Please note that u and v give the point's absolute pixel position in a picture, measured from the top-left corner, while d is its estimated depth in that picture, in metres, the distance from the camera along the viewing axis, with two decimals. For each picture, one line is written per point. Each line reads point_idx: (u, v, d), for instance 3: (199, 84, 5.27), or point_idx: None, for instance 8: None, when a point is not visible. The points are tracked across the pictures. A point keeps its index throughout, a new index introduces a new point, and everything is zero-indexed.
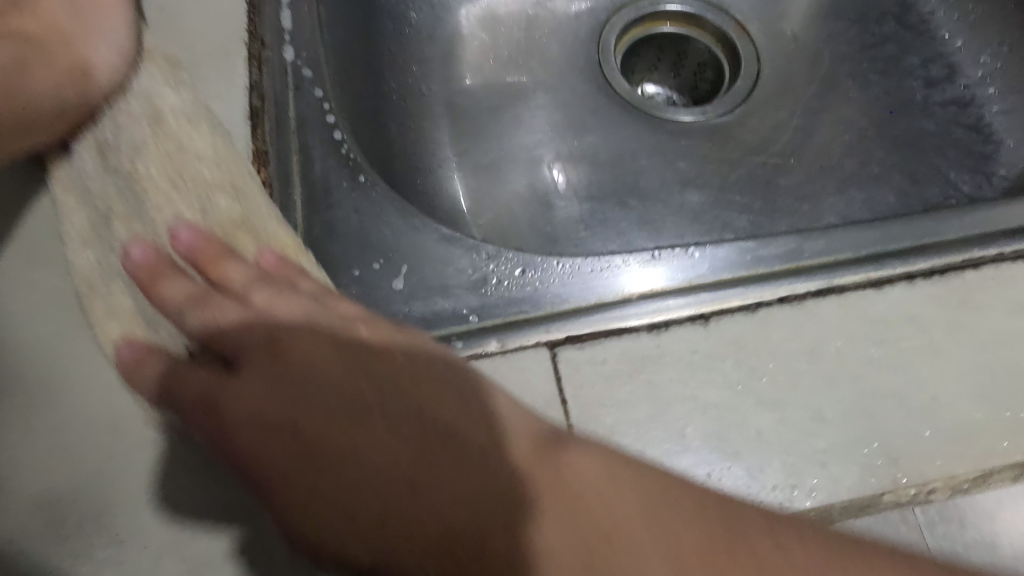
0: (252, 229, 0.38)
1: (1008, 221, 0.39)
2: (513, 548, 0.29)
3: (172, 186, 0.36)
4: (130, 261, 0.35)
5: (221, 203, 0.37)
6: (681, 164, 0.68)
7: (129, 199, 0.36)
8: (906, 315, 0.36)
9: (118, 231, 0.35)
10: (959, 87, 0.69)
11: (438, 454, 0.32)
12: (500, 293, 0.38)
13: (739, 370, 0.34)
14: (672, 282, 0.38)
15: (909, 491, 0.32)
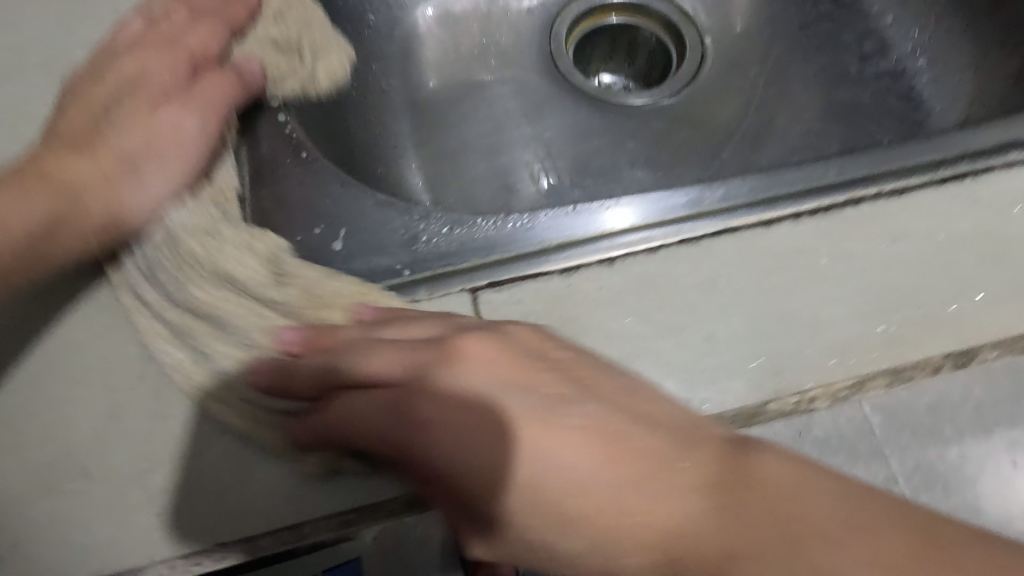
0: (329, 300, 0.38)
1: (901, 161, 0.42)
2: (728, 558, 0.26)
3: (237, 292, 0.38)
4: (254, 379, 0.36)
5: (280, 292, 0.38)
6: (630, 144, 0.72)
7: (202, 318, 0.37)
8: (792, 248, 0.40)
9: (211, 346, 0.37)
10: (890, 59, 0.73)
11: (640, 459, 0.29)
12: (430, 248, 0.42)
13: (639, 301, 0.38)
14: (586, 232, 0.41)
15: (791, 400, 0.36)
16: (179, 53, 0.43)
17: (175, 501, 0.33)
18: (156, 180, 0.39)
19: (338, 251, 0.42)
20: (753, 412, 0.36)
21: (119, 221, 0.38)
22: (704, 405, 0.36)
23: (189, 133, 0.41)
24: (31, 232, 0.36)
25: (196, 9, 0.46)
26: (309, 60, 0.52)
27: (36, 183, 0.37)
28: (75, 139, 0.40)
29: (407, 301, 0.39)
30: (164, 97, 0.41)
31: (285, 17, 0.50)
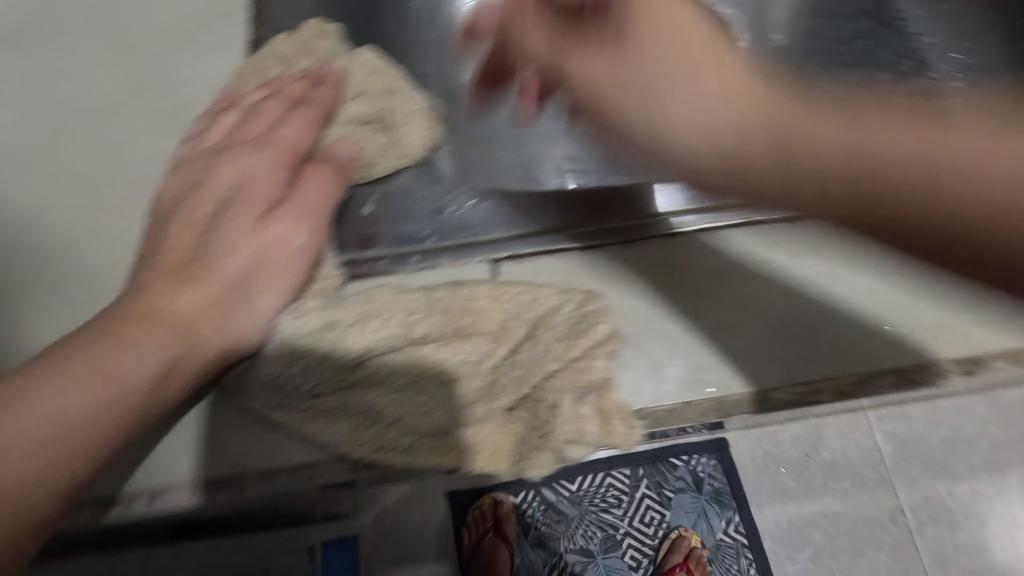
0: (496, 332, 0.35)
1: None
2: (890, 199, 0.26)
3: (394, 347, 0.34)
4: (441, 425, 0.33)
5: (429, 328, 0.35)
6: None
7: (358, 386, 0.33)
8: (807, 244, 0.41)
9: (382, 412, 0.33)
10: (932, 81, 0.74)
11: (880, 142, 0.27)
12: (453, 219, 0.43)
13: (656, 281, 0.39)
14: (606, 216, 0.43)
15: (795, 388, 0.37)
16: (278, 150, 0.37)
17: (192, 453, 0.33)
18: (271, 298, 0.34)
19: (366, 215, 0.43)
20: (759, 397, 0.36)
21: (229, 355, 0.33)
22: (713, 385, 0.36)
23: (300, 243, 0.35)
24: (147, 386, 0.30)
25: (285, 91, 0.41)
26: (397, 131, 0.44)
27: (140, 325, 0.31)
28: (176, 265, 0.33)
29: (428, 266, 0.40)
30: (269, 205, 0.35)
31: (369, 93, 0.44)
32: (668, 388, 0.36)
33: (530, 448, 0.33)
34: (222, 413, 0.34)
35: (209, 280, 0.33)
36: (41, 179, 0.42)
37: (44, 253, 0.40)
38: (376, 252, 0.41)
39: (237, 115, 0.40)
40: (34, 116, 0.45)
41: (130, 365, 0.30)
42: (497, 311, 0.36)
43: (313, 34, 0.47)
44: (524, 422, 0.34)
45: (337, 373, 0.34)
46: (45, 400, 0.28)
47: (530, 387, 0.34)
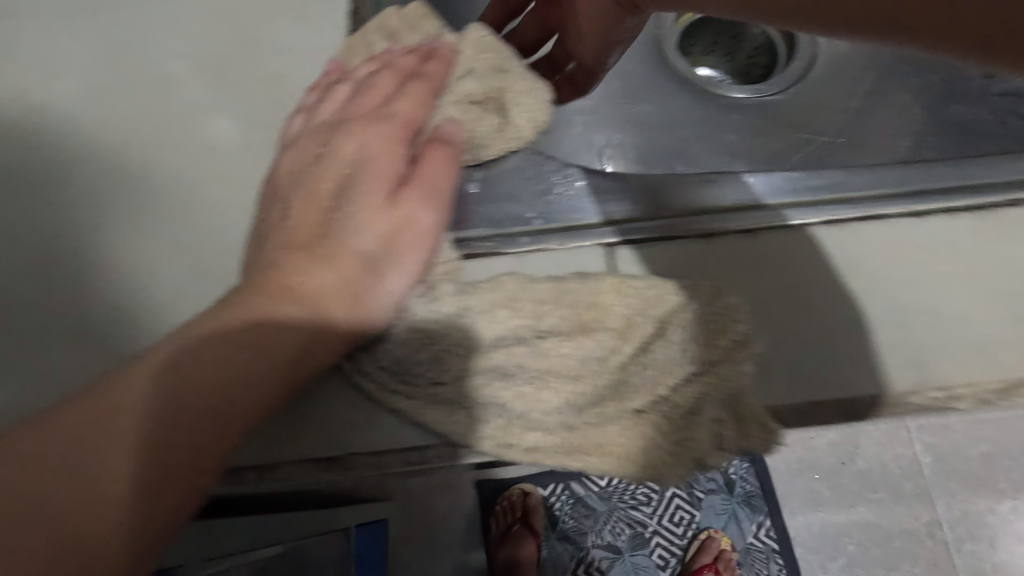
0: (622, 326, 0.33)
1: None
2: None
3: (520, 339, 0.33)
4: (563, 420, 0.32)
5: (557, 321, 0.33)
6: (730, 136, 0.65)
7: (480, 377, 0.32)
8: (944, 242, 0.38)
9: (506, 406, 0.32)
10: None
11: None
12: (561, 201, 0.41)
13: (784, 276, 0.37)
14: (725, 201, 0.40)
15: (933, 395, 0.35)
16: (397, 124, 0.35)
17: (313, 433, 0.32)
18: (402, 278, 0.32)
19: (472, 194, 0.42)
20: (889, 403, 0.35)
21: (359, 334, 0.32)
22: (848, 385, 0.35)
23: (431, 223, 0.33)
24: (287, 360, 0.30)
25: (401, 68, 0.41)
26: (507, 112, 0.42)
27: (276, 299, 0.30)
28: (306, 242, 0.32)
29: (538, 248, 0.39)
30: (395, 185, 0.33)
31: (479, 70, 0.43)
32: (797, 385, 0.35)
33: (665, 454, 0.32)
34: (349, 398, 0.33)
35: (338, 256, 0.32)
36: (149, 142, 0.42)
37: (150, 220, 0.40)
38: (480, 232, 0.39)
39: (350, 88, 0.39)
40: (139, 75, 0.45)
41: (273, 338, 0.30)
42: (623, 306, 0.33)
43: (418, 13, 0.46)
44: (658, 428, 0.32)
45: (463, 361, 0.32)
46: (200, 365, 0.29)
47: (666, 390, 0.32)
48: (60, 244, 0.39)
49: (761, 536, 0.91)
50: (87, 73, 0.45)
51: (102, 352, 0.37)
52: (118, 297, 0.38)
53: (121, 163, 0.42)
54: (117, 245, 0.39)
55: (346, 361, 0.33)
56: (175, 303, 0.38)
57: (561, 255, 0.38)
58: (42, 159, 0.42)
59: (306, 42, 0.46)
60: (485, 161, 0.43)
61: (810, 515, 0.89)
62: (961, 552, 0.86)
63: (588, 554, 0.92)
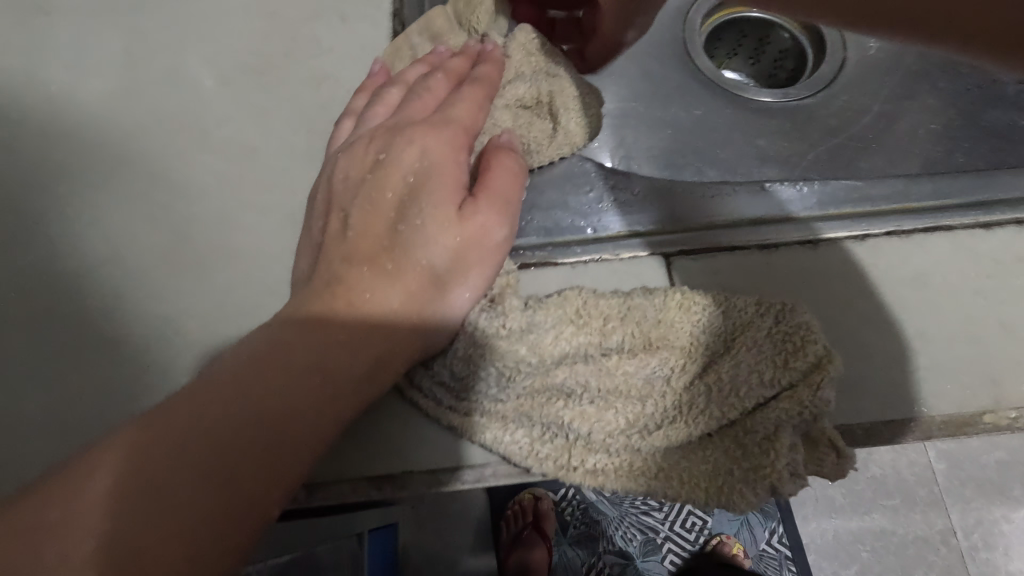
0: (689, 344, 0.32)
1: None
2: None
3: (584, 358, 0.32)
4: (628, 441, 0.31)
5: (621, 337, 0.32)
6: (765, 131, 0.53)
7: (541, 396, 0.31)
8: (1016, 255, 0.37)
9: (569, 425, 0.31)
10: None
11: None
12: (616, 209, 0.39)
13: (849, 289, 0.36)
14: (783, 212, 0.39)
15: (1009, 414, 0.34)
16: (457, 130, 0.34)
17: (370, 453, 0.31)
18: (468, 296, 0.31)
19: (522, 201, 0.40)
20: (964, 424, 0.34)
21: (420, 352, 0.31)
22: (919, 404, 0.34)
23: (501, 236, 0.31)
24: (354, 382, 0.29)
25: (451, 71, 0.39)
26: (557, 117, 0.41)
27: (342, 317, 0.30)
28: (367, 254, 0.31)
29: (593, 259, 0.37)
30: (461, 197, 0.32)
31: (528, 75, 0.42)
32: (866, 405, 0.34)
33: (737, 481, 0.30)
34: (411, 417, 0.32)
35: (399, 270, 0.30)
36: (187, 143, 0.41)
37: (190, 225, 0.39)
38: (532, 241, 0.38)
39: (402, 92, 0.38)
40: (176, 74, 0.44)
41: (341, 360, 0.29)
42: (690, 323, 0.32)
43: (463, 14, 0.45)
44: (728, 452, 0.30)
45: (528, 379, 0.31)
46: (266, 384, 0.28)
47: (738, 413, 0.31)
48: (95, 248, 0.38)
49: (773, 543, 0.89)
50: (123, 71, 0.44)
51: (140, 361, 0.36)
52: (156, 304, 0.37)
53: (160, 165, 0.41)
54: (155, 250, 0.38)
55: (410, 377, 0.32)
56: (216, 310, 0.37)
57: (617, 266, 0.37)
58: (75, 159, 0.41)
59: (350, 42, 0.45)
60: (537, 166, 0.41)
61: (824, 522, 0.88)
62: (975, 561, 0.85)
63: (601, 559, 0.88)
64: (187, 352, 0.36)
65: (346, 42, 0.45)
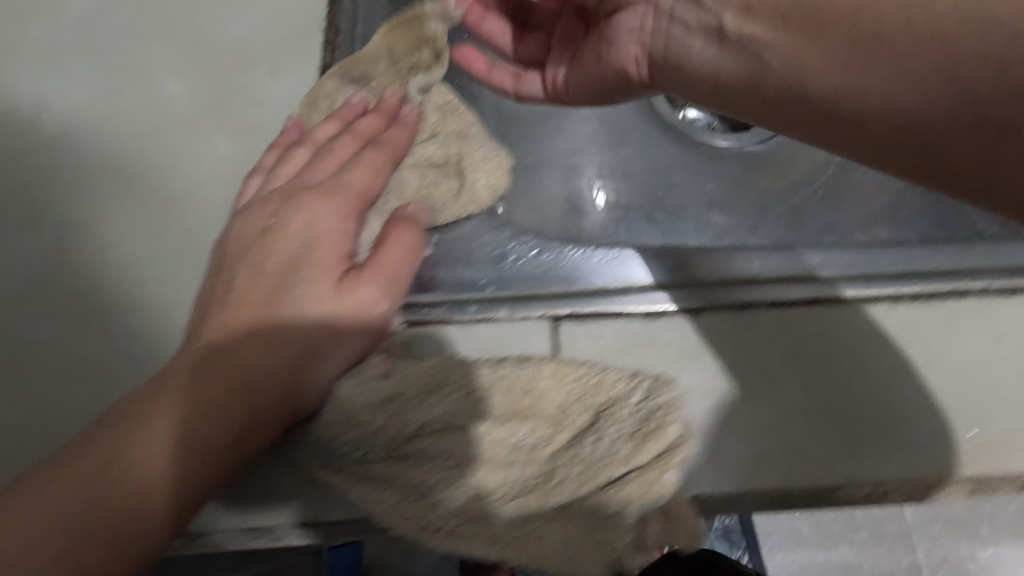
0: (557, 415, 0.34)
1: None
2: (815, 71, 0.31)
3: (450, 425, 0.33)
4: (484, 507, 0.32)
5: (485, 407, 0.33)
6: (726, 172, 0.65)
7: (404, 463, 0.33)
8: (889, 332, 0.38)
9: (431, 488, 0.32)
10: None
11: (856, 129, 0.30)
12: (516, 269, 0.41)
13: (728, 361, 0.37)
14: (675, 278, 0.39)
15: (863, 489, 0.35)
16: (349, 199, 0.35)
17: (245, 507, 0.33)
18: (340, 366, 0.33)
19: (428, 257, 0.41)
20: (820, 496, 0.35)
21: (289, 417, 0.32)
22: (774, 478, 0.35)
23: (383, 313, 0.33)
24: (226, 445, 0.31)
25: (360, 133, 0.41)
26: (465, 177, 0.43)
27: (217, 381, 0.31)
28: (244, 320, 0.33)
29: (485, 318, 0.39)
30: (345, 269, 0.33)
31: (442, 136, 0.44)
32: (729, 478, 0.34)
33: (584, 551, 0.32)
34: (285, 474, 0.33)
35: (276, 338, 0.32)
36: (105, 196, 0.43)
37: (103, 269, 0.41)
38: (430, 298, 0.39)
39: (309, 153, 0.40)
40: (105, 121, 0.46)
41: (201, 432, 0.31)
42: (561, 394, 0.34)
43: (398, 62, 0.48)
44: (582, 522, 0.32)
45: (392, 444, 0.32)
46: (120, 470, 0.30)
47: (591, 488, 0.32)
48: (16, 295, 0.41)
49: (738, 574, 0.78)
50: (61, 117, 0.46)
51: (44, 401, 0.38)
52: (67, 350, 0.39)
53: (84, 213, 0.43)
54: (71, 298, 0.40)
55: (287, 437, 0.33)
56: (120, 359, 0.39)
57: (505, 326, 0.39)
58: (7, 207, 0.43)
59: (276, 93, 0.47)
60: (442, 223, 0.42)
61: (789, 554, 0.84)
62: None
63: None
64: (86, 399, 0.38)
65: (273, 92, 0.47)
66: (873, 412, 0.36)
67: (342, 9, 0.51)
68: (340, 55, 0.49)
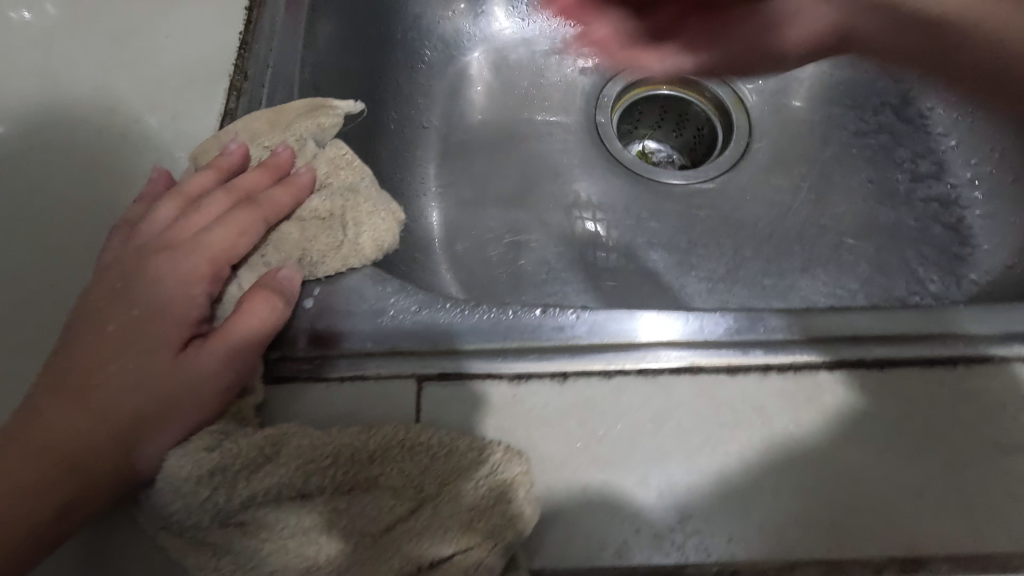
0: (402, 483, 0.33)
1: (899, 329, 0.41)
2: None
3: (285, 495, 0.32)
4: None
5: (322, 476, 0.33)
6: (649, 226, 0.83)
7: (226, 532, 0.32)
8: (753, 404, 0.38)
9: (256, 559, 0.31)
10: (920, 239, 0.80)
11: None
12: (395, 324, 0.41)
13: (589, 429, 0.37)
14: (549, 339, 0.41)
15: (712, 568, 0.34)
16: (200, 260, 0.37)
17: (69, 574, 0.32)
18: (176, 435, 0.33)
19: (307, 309, 0.41)
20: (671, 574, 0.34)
21: (120, 486, 0.32)
22: (620, 553, 0.34)
23: (227, 383, 0.35)
24: (48, 518, 0.31)
25: (235, 189, 0.41)
26: (347, 231, 0.43)
27: (45, 452, 0.32)
28: (80, 385, 0.33)
29: (353, 375, 0.39)
30: (194, 335, 0.36)
31: (331, 189, 0.45)
32: (579, 553, 0.34)
33: None
34: (123, 538, 0.33)
35: (111, 407, 0.33)
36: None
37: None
38: (304, 352, 0.40)
39: (178, 206, 0.40)
40: (15, 166, 0.48)
41: (12, 512, 0.30)
42: (409, 464, 0.34)
43: (309, 107, 0.48)
44: None
45: (223, 512, 0.31)
46: None
47: (422, 564, 0.32)
48: None
49: None
50: None
51: None
52: None
53: None
54: None
55: (128, 503, 0.34)
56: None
57: (370, 383, 0.39)
58: None
59: (174, 139, 0.50)
60: (322, 276, 0.42)
61: None
62: None
63: None
64: None
65: (171, 139, 0.50)
66: (744, 488, 0.36)
67: (254, 58, 0.53)
68: (244, 100, 0.51)
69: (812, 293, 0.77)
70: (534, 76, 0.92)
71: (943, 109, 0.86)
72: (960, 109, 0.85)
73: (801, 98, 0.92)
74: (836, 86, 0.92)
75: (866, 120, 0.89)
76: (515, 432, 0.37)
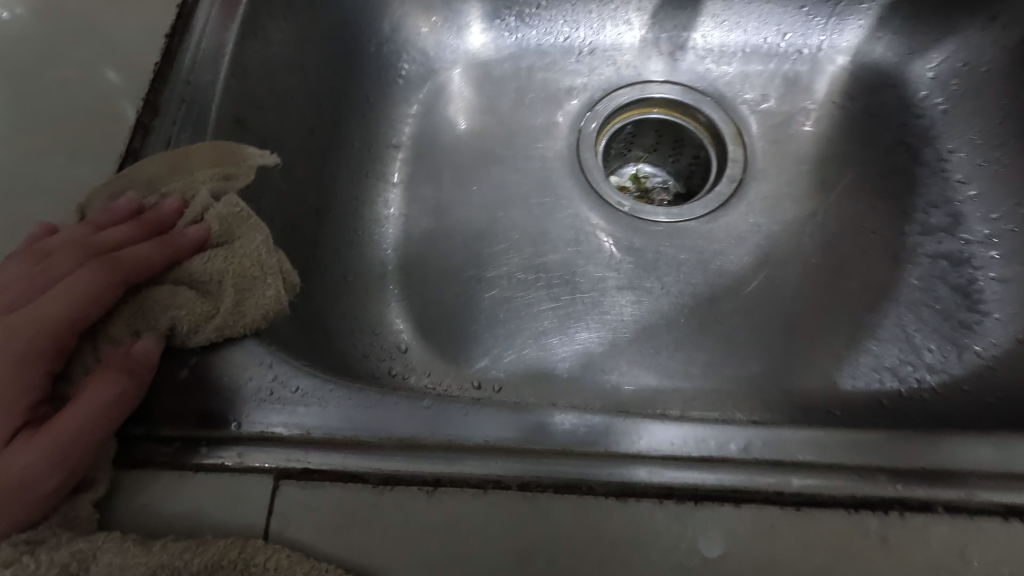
0: None
1: (820, 458, 0.37)
2: None
3: None
4: None
5: None
6: (624, 263, 0.72)
7: None
8: (634, 539, 0.34)
9: None
10: (928, 304, 0.67)
11: None
12: (271, 408, 0.38)
13: (449, 558, 0.33)
14: (431, 437, 0.38)
15: None
16: (37, 334, 0.34)
17: None
18: None
19: (179, 380, 0.39)
20: None
21: None
22: None
23: (51, 488, 0.32)
24: None
25: (96, 248, 0.39)
26: (226, 298, 0.40)
27: None
28: None
29: (209, 465, 0.36)
30: (20, 424, 0.33)
31: (221, 249, 0.42)
32: None
33: None
34: None
35: None
36: None
37: None
38: (169, 431, 0.37)
39: (29, 264, 0.38)
40: None
41: None
42: None
43: (208, 153, 0.45)
44: None
45: None
46: None
47: None
48: None
49: None
50: None
51: None
52: None
53: None
54: None
55: None
56: None
57: (224, 478, 0.35)
58: None
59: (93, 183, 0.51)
60: (197, 346, 0.39)
61: None
62: None
63: None
64: None
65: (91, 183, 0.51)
66: None
67: (169, 88, 0.54)
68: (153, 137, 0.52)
69: (801, 357, 0.66)
70: (519, 88, 0.81)
71: (968, 151, 0.71)
72: (986, 152, 0.70)
73: (807, 129, 0.78)
74: (855, 118, 0.77)
75: (877, 160, 0.74)
76: (368, 553, 0.33)
